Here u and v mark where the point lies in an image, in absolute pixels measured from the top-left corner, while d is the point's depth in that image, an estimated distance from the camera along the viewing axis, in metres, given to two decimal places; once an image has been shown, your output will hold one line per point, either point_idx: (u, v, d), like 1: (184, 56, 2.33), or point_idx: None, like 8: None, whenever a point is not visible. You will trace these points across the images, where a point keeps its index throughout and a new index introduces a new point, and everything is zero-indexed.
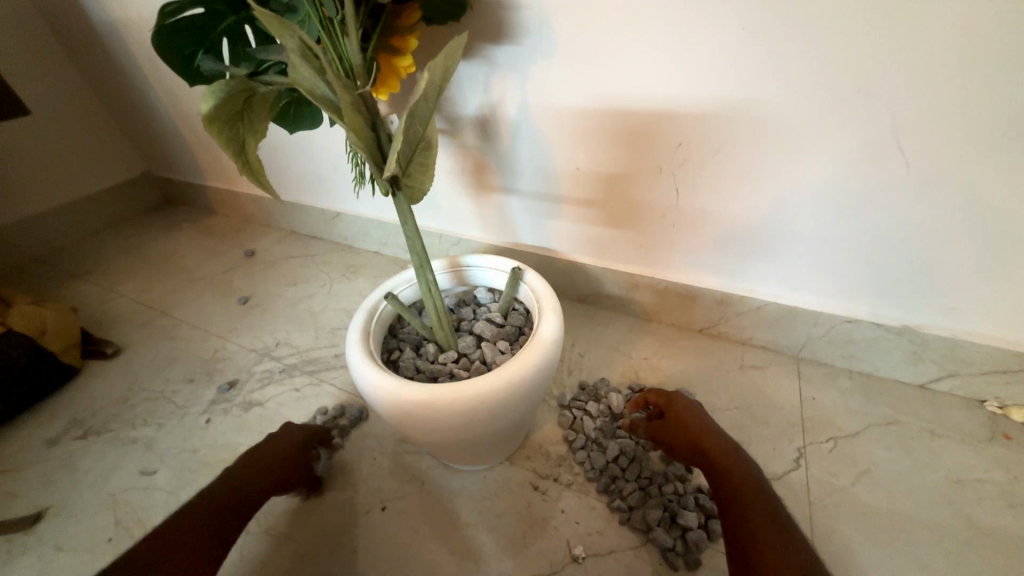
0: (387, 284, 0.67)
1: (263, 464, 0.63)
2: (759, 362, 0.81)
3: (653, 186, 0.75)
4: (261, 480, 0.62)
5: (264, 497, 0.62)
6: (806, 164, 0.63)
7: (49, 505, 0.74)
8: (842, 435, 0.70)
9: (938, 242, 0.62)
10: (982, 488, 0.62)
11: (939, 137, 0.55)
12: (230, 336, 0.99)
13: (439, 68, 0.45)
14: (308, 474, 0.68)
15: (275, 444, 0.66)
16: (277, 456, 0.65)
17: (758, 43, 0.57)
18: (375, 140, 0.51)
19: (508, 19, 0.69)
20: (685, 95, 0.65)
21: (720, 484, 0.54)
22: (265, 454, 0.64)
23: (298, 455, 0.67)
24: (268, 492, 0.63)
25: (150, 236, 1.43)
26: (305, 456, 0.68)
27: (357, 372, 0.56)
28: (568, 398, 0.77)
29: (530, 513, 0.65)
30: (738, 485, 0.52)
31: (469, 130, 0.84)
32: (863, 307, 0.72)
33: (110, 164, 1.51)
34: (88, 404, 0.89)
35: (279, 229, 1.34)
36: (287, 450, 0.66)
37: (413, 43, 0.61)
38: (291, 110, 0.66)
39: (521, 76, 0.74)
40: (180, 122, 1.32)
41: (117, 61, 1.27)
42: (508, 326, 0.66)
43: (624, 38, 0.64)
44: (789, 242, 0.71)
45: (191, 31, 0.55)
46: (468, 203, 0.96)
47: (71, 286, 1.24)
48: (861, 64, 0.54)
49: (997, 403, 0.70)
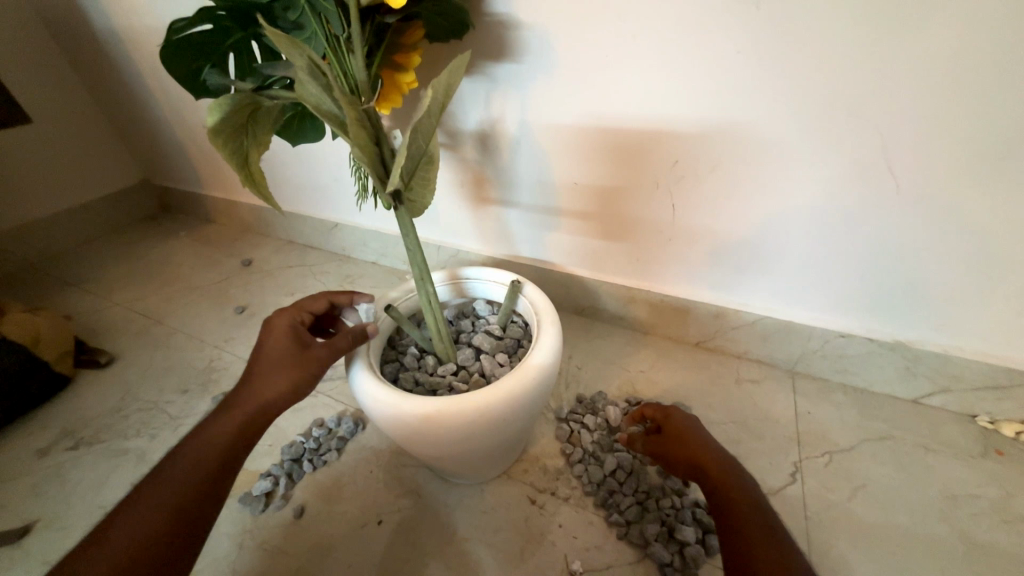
0: (386, 296, 0.67)
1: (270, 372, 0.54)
2: (754, 376, 0.82)
3: (650, 201, 0.76)
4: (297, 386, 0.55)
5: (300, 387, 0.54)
6: (800, 182, 0.65)
7: (38, 518, 0.72)
8: (838, 450, 0.70)
9: (930, 258, 0.63)
10: (977, 504, 0.63)
11: (928, 157, 0.57)
12: (226, 345, 0.99)
13: (442, 86, 0.46)
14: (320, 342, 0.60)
15: (274, 356, 0.55)
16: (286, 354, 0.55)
17: (754, 64, 0.59)
18: (378, 155, 0.52)
19: (509, 37, 0.70)
20: (682, 114, 0.66)
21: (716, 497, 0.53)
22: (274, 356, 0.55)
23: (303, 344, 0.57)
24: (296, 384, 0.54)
25: (146, 244, 1.43)
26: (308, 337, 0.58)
27: (357, 384, 0.56)
28: (566, 411, 0.77)
29: (528, 527, 0.64)
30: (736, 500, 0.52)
31: (470, 144, 0.85)
32: (856, 323, 0.73)
33: (109, 171, 1.51)
34: (80, 414, 0.88)
35: (277, 238, 1.34)
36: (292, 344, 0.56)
37: (416, 60, 0.62)
38: (294, 124, 0.67)
39: (522, 93, 0.75)
40: (180, 131, 1.33)
41: (119, 70, 1.29)
42: (507, 338, 0.66)
43: (624, 56, 0.65)
44: (785, 257, 0.72)
45: (198, 45, 0.56)
46: (467, 216, 0.97)
47: (64, 294, 1.23)
48: (851, 87, 0.56)
49: (989, 418, 0.71)
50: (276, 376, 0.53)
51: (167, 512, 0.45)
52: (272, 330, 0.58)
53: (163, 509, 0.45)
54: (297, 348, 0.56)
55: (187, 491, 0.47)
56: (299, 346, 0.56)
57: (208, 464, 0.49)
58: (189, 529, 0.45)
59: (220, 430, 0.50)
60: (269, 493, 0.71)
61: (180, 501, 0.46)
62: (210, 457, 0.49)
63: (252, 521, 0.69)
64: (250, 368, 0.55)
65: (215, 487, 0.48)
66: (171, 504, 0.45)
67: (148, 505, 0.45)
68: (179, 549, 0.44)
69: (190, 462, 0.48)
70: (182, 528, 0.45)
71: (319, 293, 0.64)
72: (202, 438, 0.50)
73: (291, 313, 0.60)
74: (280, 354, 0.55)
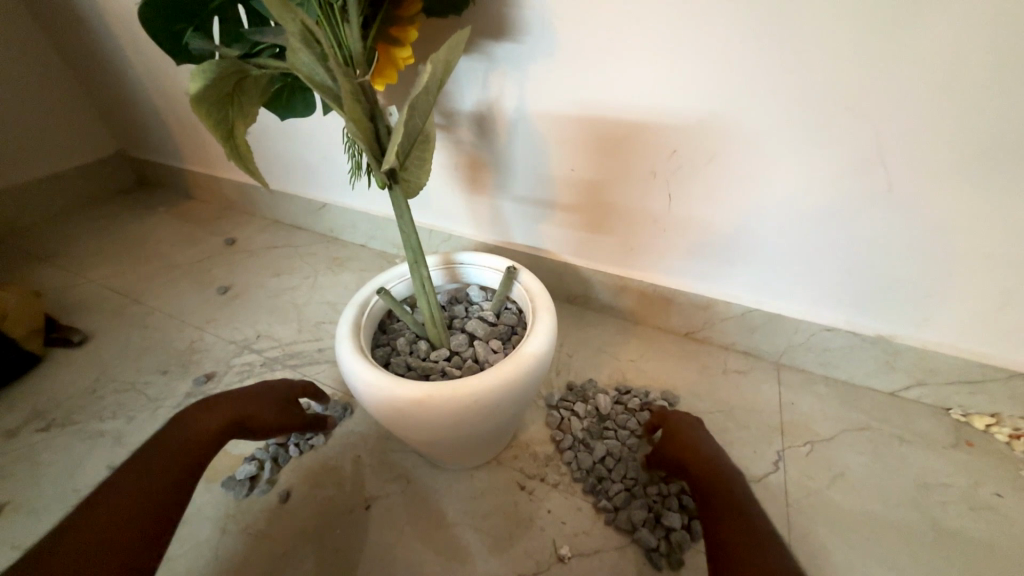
0: (378, 278, 0.65)
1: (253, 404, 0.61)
2: (741, 367, 0.83)
3: (646, 191, 0.76)
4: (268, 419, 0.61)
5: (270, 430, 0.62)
6: (796, 177, 0.65)
7: (8, 501, 0.69)
8: (819, 440, 0.72)
9: (917, 257, 0.64)
10: (947, 493, 0.66)
11: (920, 156, 0.57)
12: (208, 326, 0.96)
13: (441, 62, 0.45)
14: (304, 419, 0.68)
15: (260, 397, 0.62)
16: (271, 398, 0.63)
17: (757, 54, 0.58)
18: (373, 132, 0.50)
19: (509, 15, 0.68)
20: (682, 104, 0.66)
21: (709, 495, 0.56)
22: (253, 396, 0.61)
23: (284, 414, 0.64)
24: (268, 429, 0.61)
25: (121, 219, 1.36)
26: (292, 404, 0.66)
27: (347, 368, 0.55)
28: (556, 398, 0.77)
29: (517, 511, 0.65)
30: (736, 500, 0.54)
31: (466, 126, 0.83)
32: (843, 317, 0.74)
33: (82, 140, 1.44)
34: (51, 395, 0.84)
35: (261, 217, 1.29)
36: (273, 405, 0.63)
37: (413, 35, 0.60)
38: (283, 96, 0.64)
39: (521, 74, 0.73)
40: (157, 100, 1.26)
41: (91, 32, 1.22)
42: (501, 325, 0.65)
43: (627, 40, 0.64)
44: (777, 252, 0.73)
45: (181, 7, 0.52)
46: (460, 200, 0.95)
47: (33, 269, 1.17)
48: (852, 82, 0.56)
49: (961, 411, 0.73)
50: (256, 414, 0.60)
51: (147, 496, 0.48)
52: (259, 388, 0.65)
53: (142, 493, 0.48)
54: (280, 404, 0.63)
55: (164, 479, 0.50)
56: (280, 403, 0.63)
57: (187, 456, 0.53)
58: (166, 512, 0.48)
59: (190, 427, 0.55)
60: (254, 477, 0.69)
61: (159, 490, 0.49)
62: (191, 446, 0.53)
63: (236, 505, 0.67)
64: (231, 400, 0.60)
65: (186, 477, 0.51)
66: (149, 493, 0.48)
67: (129, 489, 0.47)
68: (154, 532, 0.46)
69: (167, 456, 0.51)
70: (160, 512, 0.47)
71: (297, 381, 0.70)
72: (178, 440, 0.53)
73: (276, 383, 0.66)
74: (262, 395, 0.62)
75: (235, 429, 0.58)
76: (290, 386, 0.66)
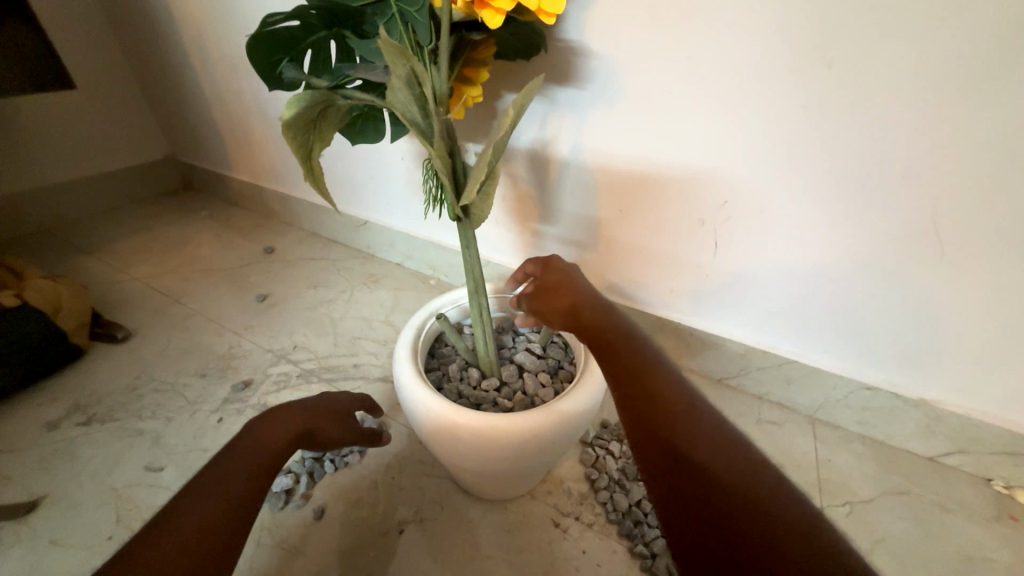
0: (433, 303, 0.67)
1: (317, 410, 0.56)
2: (775, 419, 0.83)
3: (693, 238, 0.78)
4: (331, 428, 0.57)
5: (326, 441, 0.57)
6: (847, 238, 0.67)
7: (46, 494, 0.70)
8: (858, 501, 0.72)
9: (965, 324, 0.65)
10: (992, 567, 0.64)
11: (975, 228, 0.59)
12: (246, 333, 0.97)
13: (518, 106, 0.46)
14: (362, 434, 0.64)
15: (324, 410, 0.57)
16: (332, 407, 0.59)
17: (814, 119, 0.61)
18: (452, 167, 0.53)
19: (576, 64, 0.72)
20: (737, 158, 0.68)
21: (737, 513, 0.35)
22: (317, 405, 0.57)
23: (344, 425, 0.59)
24: (328, 438, 0.57)
25: (165, 221, 1.41)
26: (351, 420, 0.61)
27: (406, 391, 0.56)
28: (591, 435, 0.77)
29: (552, 550, 0.64)
30: (765, 505, 0.35)
31: (521, 162, 0.87)
32: (884, 377, 0.74)
33: (137, 142, 1.50)
34: (93, 389, 0.86)
35: (300, 229, 1.33)
36: (337, 418, 0.59)
37: (484, 76, 0.63)
38: (358, 122, 0.67)
39: (579, 118, 0.77)
40: (213, 111, 1.32)
41: (163, 45, 1.30)
42: (548, 359, 0.67)
43: (689, 95, 0.67)
44: (821, 307, 0.73)
45: (282, 41, 0.56)
46: (504, 230, 0.98)
47: (79, 262, 1.21)
48: (909, 153, 0.58)
49: (1003, 483, 0.72)
50: (317, 422, 0.55)
51: (229, 500, 0.43)
52: (326, 397, 0.60)
53: (224, 498, 0.43)
54: (338, 417, 0.59)
55: (244, 486, 0.44)
56: (338, 416, 0.59)
57: (266, 461, 0.48)
58: (245, 530, 0.42)
59: (263, 434, 0.49)
60: (290, 490, 0.70)
61: (241, 494, 0.44)
62: (268, 451, 0.48)
63: (271, 518, 0.67)
64: (301, 403, 0.56)
65: (263, 481, 0.46)
66: (232, 503, 0.43)
67: (212, 495, 0.42)
68: (237, 538, 0.41)
69: (247, 460, 0.46)
70: (239, 527, 0.42)
71: (358, 395, 0.66)
72: (255, 438, 0.48)
73: (342, 398, 0.62)
74: (324, 407, 0.57)
75: (302, 440, 0.53)
76: (350, 399, 0.63)
